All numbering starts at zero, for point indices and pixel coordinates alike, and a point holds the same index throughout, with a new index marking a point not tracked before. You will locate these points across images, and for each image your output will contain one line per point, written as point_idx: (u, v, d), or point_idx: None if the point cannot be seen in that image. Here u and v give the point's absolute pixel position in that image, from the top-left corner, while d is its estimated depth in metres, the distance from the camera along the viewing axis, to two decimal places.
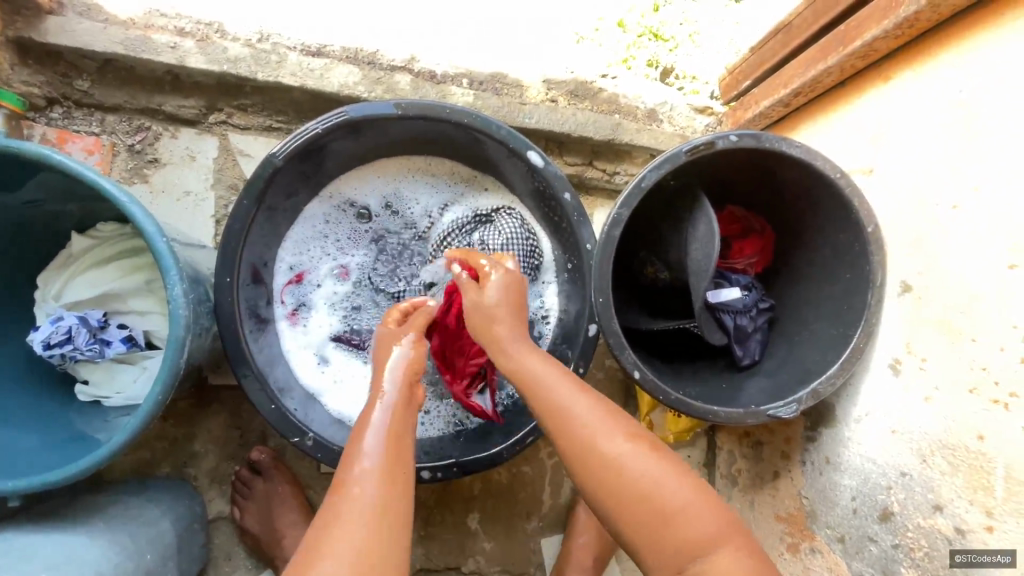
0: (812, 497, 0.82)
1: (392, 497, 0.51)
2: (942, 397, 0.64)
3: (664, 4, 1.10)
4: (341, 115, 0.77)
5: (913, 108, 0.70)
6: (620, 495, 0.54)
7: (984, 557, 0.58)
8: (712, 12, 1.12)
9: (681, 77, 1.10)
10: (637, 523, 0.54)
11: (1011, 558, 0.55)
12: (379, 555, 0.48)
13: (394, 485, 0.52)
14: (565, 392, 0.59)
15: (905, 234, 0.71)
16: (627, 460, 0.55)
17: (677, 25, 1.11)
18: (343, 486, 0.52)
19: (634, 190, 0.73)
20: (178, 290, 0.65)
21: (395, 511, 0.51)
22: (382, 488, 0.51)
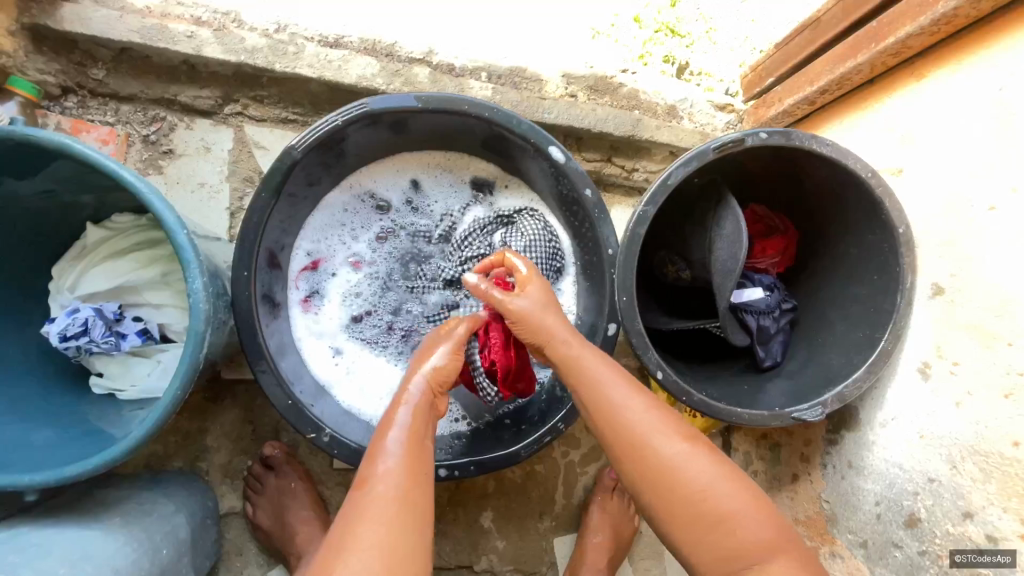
0: (833, 501, 0.81)
1: (412, 501, 0.51)
2: (974, 402, 0.63)
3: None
4: (362, 108, 0.76)
5: (948, 108, 0.68)
6: (677, 500, 0.53)
7: (982, 557, 0.60)
8: (732, 8, 1.10)
9: (697, 74, 1.09)
10: (689, 525, 0.52)
11: (1010, 558, 0.58)
12: (400, 554, 0.48)
13: (413, 484, 0.53)
14: (618, 393, 0.59)
15: (938, 235, 0.69)
16: (654, 440, 0.55)
17: (697, 20, 1.09)
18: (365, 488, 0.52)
19: (660, 187, 0.71)
20: (199, 283, 0.64)
21: (417, 516, 0.51)
22: (404, 488, 0.52)
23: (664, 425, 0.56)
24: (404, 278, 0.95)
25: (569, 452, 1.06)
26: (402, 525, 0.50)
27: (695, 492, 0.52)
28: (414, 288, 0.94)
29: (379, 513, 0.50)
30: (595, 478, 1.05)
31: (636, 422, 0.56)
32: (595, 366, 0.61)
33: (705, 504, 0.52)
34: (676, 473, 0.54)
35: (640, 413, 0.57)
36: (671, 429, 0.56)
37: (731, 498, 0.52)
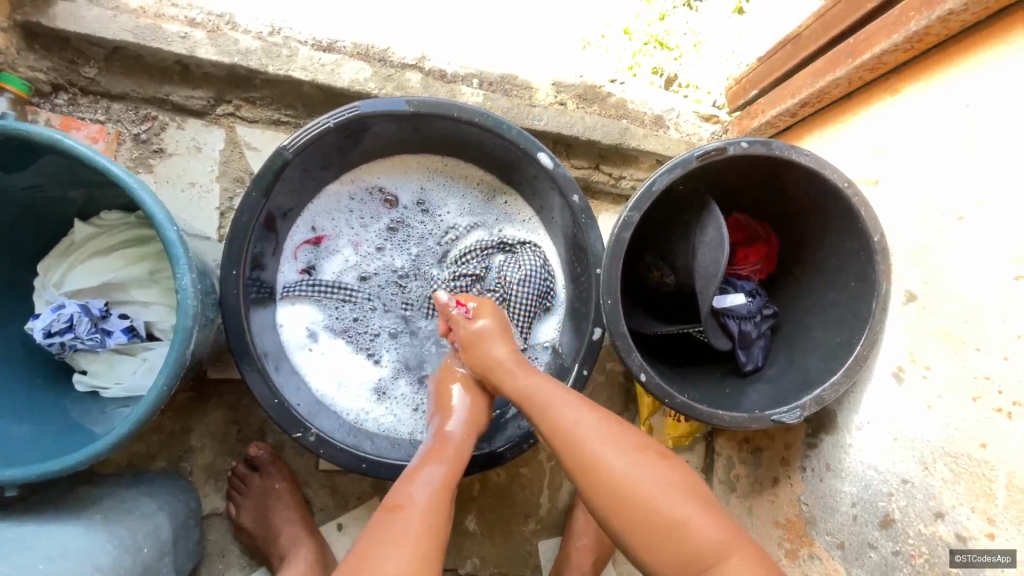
0: (811, 503, 0.83)
1: (428, 531, 0.58)
2: (944, 405, 0.65)
3: (670, 14, 1.12)
4: (353, 110, 0.77)
5: (919, 123, 0.72)
6: (627, 507, 0.59)
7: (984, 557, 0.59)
8: (715, 22, 1.13)
9: (685, 85, 1.12)
10: (642, 532, 0.59)
11: (1011, 557, 0.57)
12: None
13: (437, 512, 0.60)
14: (569, 408, 0.67)
15: (910, 244, 0.72)
16: (606, 451, 0.62)
17: (684, 34, 1.12)
18: (401, 508, 0.60)
19: (645, 193, 0.73)
20: (188, 278, 0.64)
21: (433, 539, 0.58)
22: (432, 509, 0.60)
23: (634, 455, 0.62)
24: (394, 272, 0.94)
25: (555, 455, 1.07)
26: (423, 544, 0.57)
27: (648, 499, 0.59)
28: (407, 293, 0.94)
29: (403, 544, 0.56)
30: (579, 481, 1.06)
31: (613, 460, 0.61)
32: (539, 383, 0.70)
33: (679, 525, 0.58)
34: (654, 499, 0.59)
35: (592, 430, 0.64)
36: (626, 448, 0.62)
37: (680, 505, 0.59)
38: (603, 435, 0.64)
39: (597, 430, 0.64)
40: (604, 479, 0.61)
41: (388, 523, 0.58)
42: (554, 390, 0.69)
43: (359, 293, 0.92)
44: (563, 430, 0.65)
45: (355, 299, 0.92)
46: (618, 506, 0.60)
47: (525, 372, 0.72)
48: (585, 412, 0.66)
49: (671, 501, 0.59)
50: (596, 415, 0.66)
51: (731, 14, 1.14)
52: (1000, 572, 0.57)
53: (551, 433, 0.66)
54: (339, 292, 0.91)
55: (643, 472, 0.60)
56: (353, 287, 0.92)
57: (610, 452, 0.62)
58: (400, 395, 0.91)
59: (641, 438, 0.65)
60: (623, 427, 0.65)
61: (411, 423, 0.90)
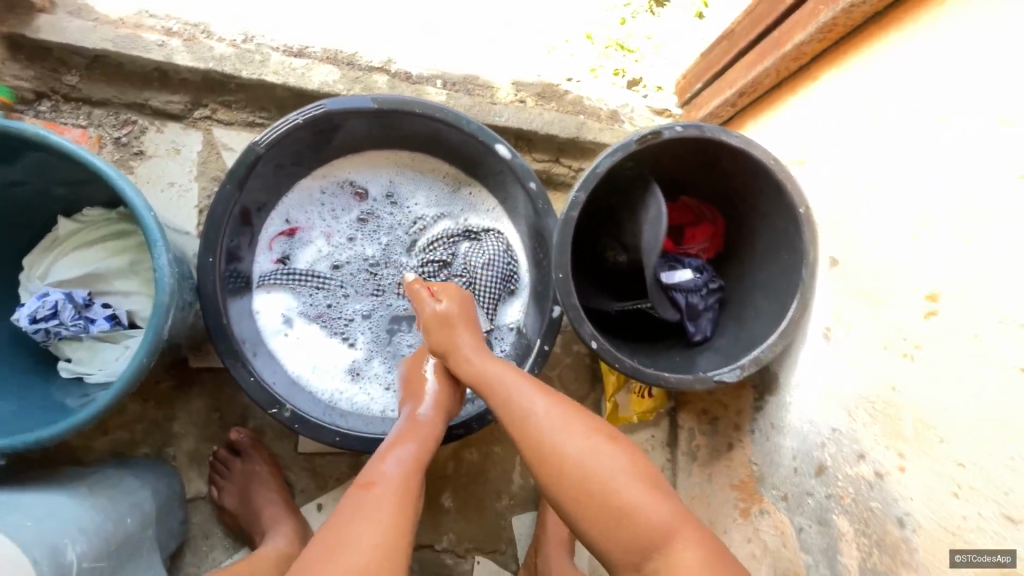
0: (760, 462, 0.90)
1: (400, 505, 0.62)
2: (863, 356, 0.72)
3: (631, 18, 1.20)
4: (320, 108, 0.84)
5: (835, 106, 0.79)
6: (586, 494, 0.64)
7: (897, 493, 0.65)
8: (677, 27, 1.21)
9: (647, 86, 1.19)
10: (599, 518, 0.63)
11: (914, 489, 0.63)
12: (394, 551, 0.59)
13: (408, 491, 0.64)
14: (532, 398, 0.71)
15: (831, 215, 0.79)
16: (568, 440, 0.66)
17: (643, 37, 1.20)
18: (375, 484, 0.64)
19: (590, 174, 0.79)
20: (164, 259, 0.69)
21: (405, 515, 0.62)
22: (404, 486, 0.65)
23: (593, 443, 0.66)
24: (365, 260, 1.00)
25: None
26: (396, 519, 0.61)
27: (605, 486, 0.63)
28: (378, 280, 0.99)
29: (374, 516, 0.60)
30: None
31: (573, 449, 0.66)
32: (502, 372, 0.75)
33: (633, 511, 0.62)
34: (611, 486, 0.63)
35: (553, 419, 0.68)
36: (587, 437, 0.67)
37: (634, 492, 0.63)
38: (565, 423, 0.68)
39: (557, 419, 0.68)
40: (566, 467, 0.65)
41: (362, 499, 0.62)
42: (518, 381, 0.73)
43: (332, 281, 0.97)
44: (527, 421, 0.69)
45: (328, 286, 0.97)
46: (578, 493, 0.64)
47: (488, 360, 0.77)
48: (548, 401, 0.70)
49: (625, 487, 0.64)
50: (558, 405, 0.70)
51: (694, 19, 1.22)
52: (959, 543, 0.57)
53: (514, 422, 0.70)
54: (313, 280, 0.96)
55: (600, 460, 0.65)
56: (326, 275, 0.97)
57: (571, 440, 0.66)
58: (373, 375, 0.96)
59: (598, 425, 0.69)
60: (581, 415, 0.70)
61: (383, 401, 0.95)
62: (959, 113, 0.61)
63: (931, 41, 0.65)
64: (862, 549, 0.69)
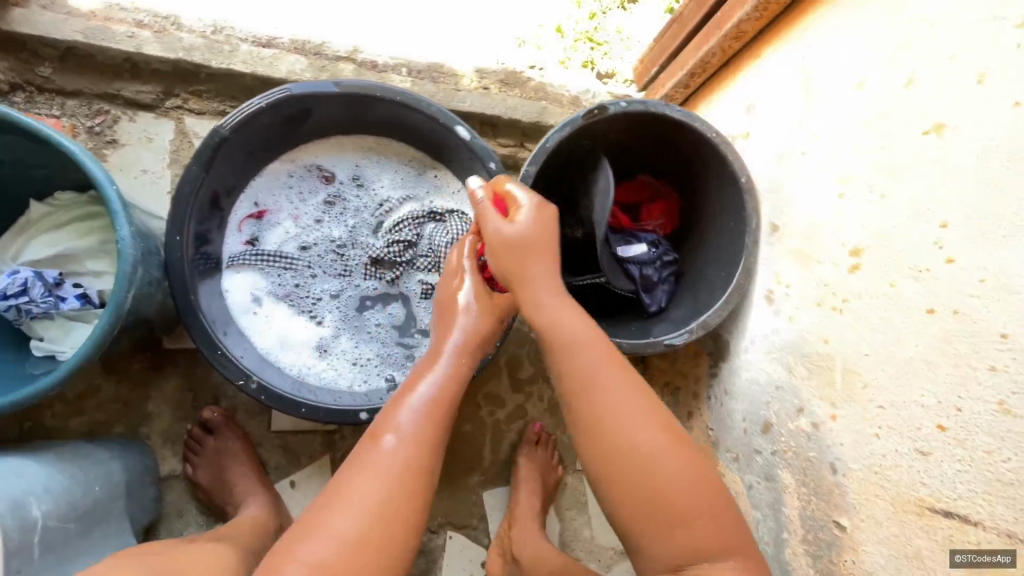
0: (716, 427, 0.92)
1: (409, 464, 0.61)
2: (800, 314, 0.75)
3: (602, 14, 1.24)
4: (284, 92, 0.87)
5: (775, 80, 0.83)
6: (643, 497, 0.60)
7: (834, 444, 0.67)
8: (647, 24, 1.26)
9: (620, 80, 1.24)
10: (645, 521, 0.61)
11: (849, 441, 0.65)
12: (397, 512, 0.58)
13: (419, 447, 0.62)
14: (606, 378, 0.64)
15: (771, 182, 0.82)
16: (638, 437, 0.61)
17: (614, 33, 1.24)
18: (381, 434, 0.63)
19: (541, 149, 0.82)
20: (126, 231, 0.72)
21: (415, 478, 0.60)
22: (417, 442, 0.62)
23: (665, 447, 0.61)
24: (333, 242, 1.02)
25: (497, 412, 1.15)
26: (401, 483, 0.59)
27: (666, 494, 0.60)
28: (345, 260, 1.02)
29: (380, 471, 0.59)
30: (520, 434, 1.14)
31: (641, 447, 0.61)
32: (569, 329, 0.67)
33: (683, 520, 0.60)
34: (672, 495, 0.60)
35: (621, 412, 0.62)
36: (660, 439, 0.61)
37: (693, 504, 0.60)
38: (640, 416, 0.62)
39: (637, 409, 0.63)
40: (633, 466, 0.60)
41: (374, 454, 0.61)
42: (594, 351, 0.66)
43: (299, 261, 1.00)
44: (595, 406, 0.63)
45: (296, 266, 1.00)
46: (634, 493, 0.60)
47: (559, 308, 0.69)
48: (622, 387, 0.63)
49: (683, 494, 0.60)
50: (637, 395, 0.64)
51: (664, 15, 1.27)
52: (883, 482, 0.60)
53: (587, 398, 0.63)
54: (281, 260, 0.99)
55: (669, 465, 0.61)
56: (294, 256, 1.00)
57: (641, 438, 0.61)
58: (340, 351, 0.99)
59: (668, 419, 0.64)
60: (657, 409, 0.64)
61: (350, 376, 0.98)
62: (874, 77, 0.65)
63: (855, 11, 0.69)
64: (802, 498, 0.71)
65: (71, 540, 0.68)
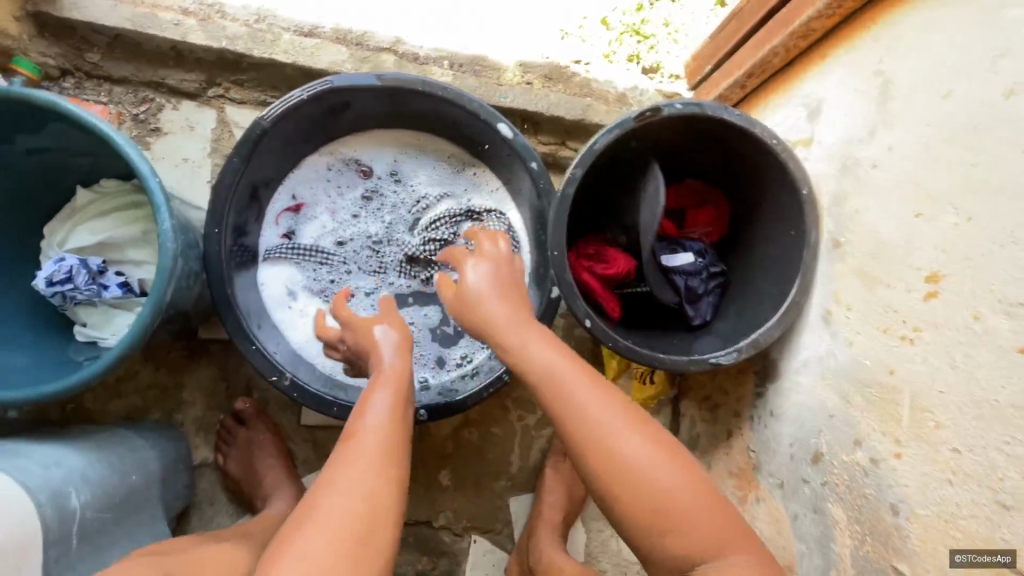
0: (758, 449, 0.88)
1: (388, 463, 0.60)
2: (862, 340, 0.70)
3: (648, 6, 1.18)
4: (325, 84, 0.85)
5: (846, 83, 0.77)
6: (639, 503, 0.57)
7: (895, 481, 0.62)
8: (699, 18, 1.19)
9: (666, 76, 1.18)
10: (645, 528, 0.58)
11: (907, 463, 0.62)
12: (383, 509, 0.57)
13: (387, 450, 0.61)
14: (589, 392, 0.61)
15: (834, 194, 0.76)
16: (626, 447, 0.58)
17: (661, 25, 1.18)
18: (354, 437, 0.62)
19: (587, 152, 0.78)
20: (168, 224, 0.71)
21: (392, 470, 0.60)
22: (386, 436, 0.62)
23: (657, 454, 0.59)
24: (369, 238, 1.01)
25: (526, 416, 1.12)
26: (375, 477, 0.58)
27: (665, 500, 0.57)
28: (380, 257, 1.01)
29: (359, 468, 0.58)
30: (549, 440, 1.12)
31: (632, 454, 0.58)
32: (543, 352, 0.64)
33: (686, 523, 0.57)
34: (672, 499, 0.57)
35: (612, 422, 0.60)
36: (652, 446, 0.59)
37: (692, 507, 0.57)
38: (630, 424, 0.60)
39: (614, 415, 0.60)
40: (624, 475, 0.58)
41: (346, 454, 0.60)
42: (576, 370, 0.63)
43: (335, 257, 0.99)
44: (579, 418, 0.60)
45: (331, 262, 0.99)
46: (629, 501, 0.57)
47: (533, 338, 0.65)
48: (607, 397, 0.61)
49: (679, 498, 0.57)
50: (624, 406, 0.61)
51: (715, 8, 1.19)
52: (958, 537, 0.54)
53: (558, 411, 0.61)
54: (317, 255, 0.98)
55: (658, 471, 0.58)
56: (330, 251, 0.99)
57: (630, 448, 0.58)
58: None
59: (645, 419, 0.62)
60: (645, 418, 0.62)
61: None
62: (964, 86, 0.60)
63: (948, 12, 0.63)
64: (856, 537, 0.67)
65: (108, 529, 0.69)
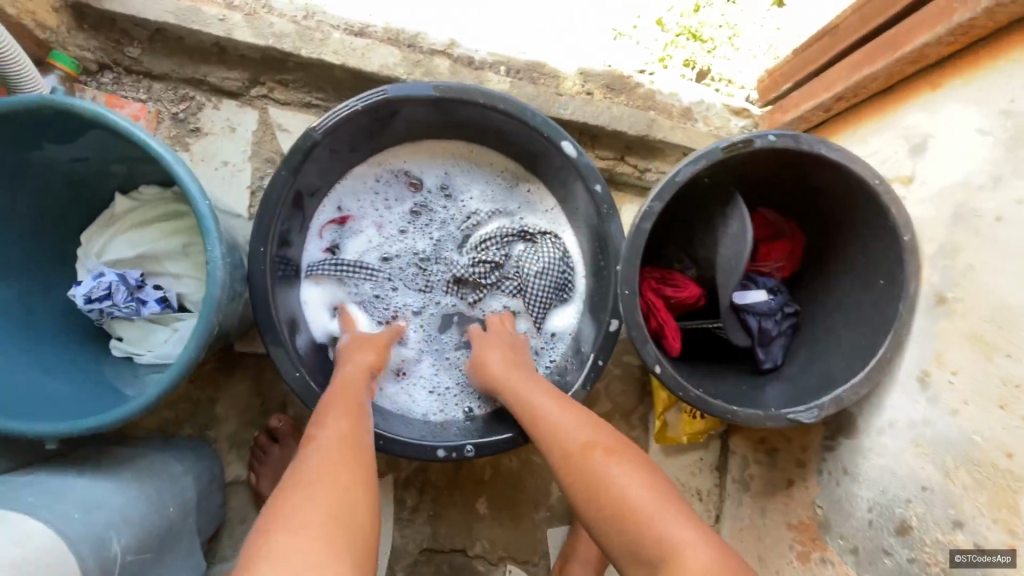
0: (827, 506, 0.82)
1: (354, 451, 0.57)
2: (970, 411, 0.63)
3: (705, 5, 1.10)
4: (381, 94, 0.79)
5: (957, 118, 0.69)
6: (594, 498, 0.58)
7: (984, 558, 0.58)
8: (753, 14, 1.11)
9: (716, 79, 1.10)
10: (607, 525, 0.57)
11: (1012, 560, 0.56)
12: (347, 497, 0.51)
13: (355, 437, 0.59)
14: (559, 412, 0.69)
15: (941, 244, 0.69)
16: (586, 449, 0.62)
17: (719, 27, 1.10)
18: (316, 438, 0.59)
19: (668, 183, 0.71)
20: (217, 251, 0.66)
21: (355, 456, 0.56)
22: (345, 426, 0.61)
23: (608, 453, 0.61)
24: (416, 255, 0.96)
25: None
26: (341, 459, 0.55)
27: (619, 496, 0.57)
28: (427, 276, 0.96)
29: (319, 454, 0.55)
30: None
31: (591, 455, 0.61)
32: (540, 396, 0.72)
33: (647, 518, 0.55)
34: (626, 495, 0.57)
35: (569, 429, 0.65)
36: (604, 449, 0.62)
37: (647, 501, 0.56)
38: (584, 430, 0.65)
39: (574, 426, 0.66)
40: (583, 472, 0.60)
41: (314, 442, 0.58)
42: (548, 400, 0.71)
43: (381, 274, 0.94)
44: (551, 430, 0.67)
45: (376, 278, 0.94)
46: (591, 500, 0.58)
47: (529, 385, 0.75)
48: (568, 411, 0.68)
49: (634, 494, 0.57)
50: (581, 418, 0.67)
51: (771, 6, 1.12)
52: None
53: (530, 427, 0.70)
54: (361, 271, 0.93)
55: (611, 468, 0.59)
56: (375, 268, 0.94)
57: (587, 450, 0.62)
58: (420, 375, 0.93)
59: (610, 433, 0.65)
60: (603, 428, 0.66)
61: (425, 404, 0.92)
62: None
63: None
64: None
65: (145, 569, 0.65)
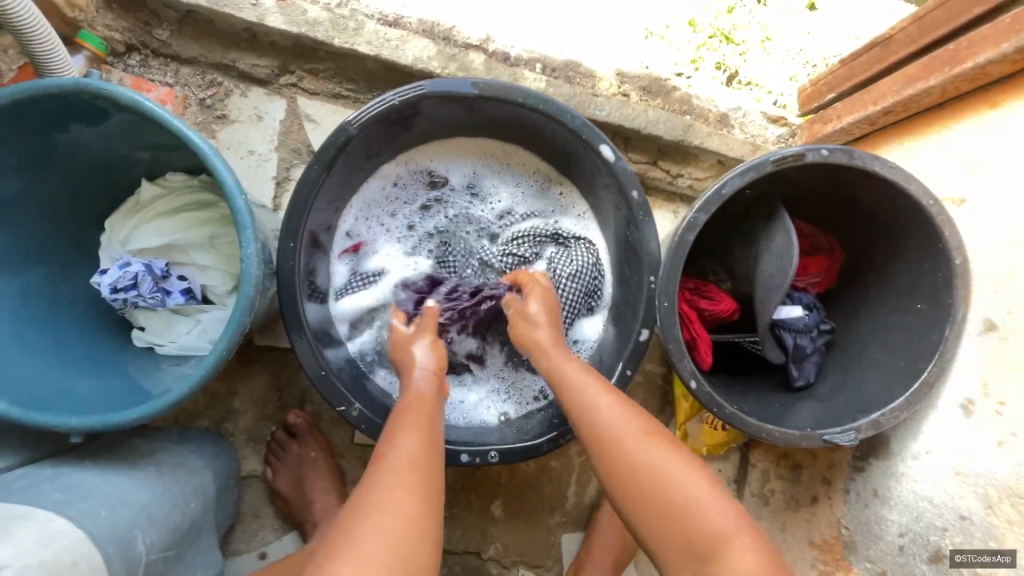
0: (853, 528, 0.81)
1: (422, 467, 0.58)
2: (1018, 444, 0.62)
3: (738, 7, 1.07)
4: (419, 89, 0.76)
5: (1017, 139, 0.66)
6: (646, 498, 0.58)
7: (983, 557, 0.62)
8: (785, 19, 1.09)
9: (744, 83, 1.07)
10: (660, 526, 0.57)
11: (1010, 558, 0.61)
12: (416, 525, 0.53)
13: (419, 448, 0.59)
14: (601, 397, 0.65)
15: (996, 270, 0.68)
16: (634, 446, 0.60)
17: (750, 28, 1.07)
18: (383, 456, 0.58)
19: (713, 196, 0.70)
20: (252, 248, 0.65)
21: (423, 471, 0.57)
22: (413, 439, 0.60)
23: (660, 448, 0.60)
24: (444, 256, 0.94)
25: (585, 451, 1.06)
26: (409, 477, 0.56)
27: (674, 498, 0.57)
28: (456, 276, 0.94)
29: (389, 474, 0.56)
30: None
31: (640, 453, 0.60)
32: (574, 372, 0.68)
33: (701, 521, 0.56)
34: (679, 496, 0.57)
35: (616, 422, 0.63)
36: (655, 443, 0.61)
37: (702, 501, 0.57)
38: (632, 424, 0.62)
39: (621, 418, 0.63)
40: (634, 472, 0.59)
41: (383, 461, 0.57)
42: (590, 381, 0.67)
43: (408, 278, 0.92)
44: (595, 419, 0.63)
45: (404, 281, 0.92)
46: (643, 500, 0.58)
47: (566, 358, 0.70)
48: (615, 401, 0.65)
49: (686, 494, 0.57)
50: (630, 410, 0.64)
51: (802, 11, 1.09)
52: None
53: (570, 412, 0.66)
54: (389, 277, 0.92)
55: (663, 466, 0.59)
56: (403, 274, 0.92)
57: (634, 444, 0.60)
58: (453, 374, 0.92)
59: (655, 426, 0.64)
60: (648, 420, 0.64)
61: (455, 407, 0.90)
62: None
63: None
64: None
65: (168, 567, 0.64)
